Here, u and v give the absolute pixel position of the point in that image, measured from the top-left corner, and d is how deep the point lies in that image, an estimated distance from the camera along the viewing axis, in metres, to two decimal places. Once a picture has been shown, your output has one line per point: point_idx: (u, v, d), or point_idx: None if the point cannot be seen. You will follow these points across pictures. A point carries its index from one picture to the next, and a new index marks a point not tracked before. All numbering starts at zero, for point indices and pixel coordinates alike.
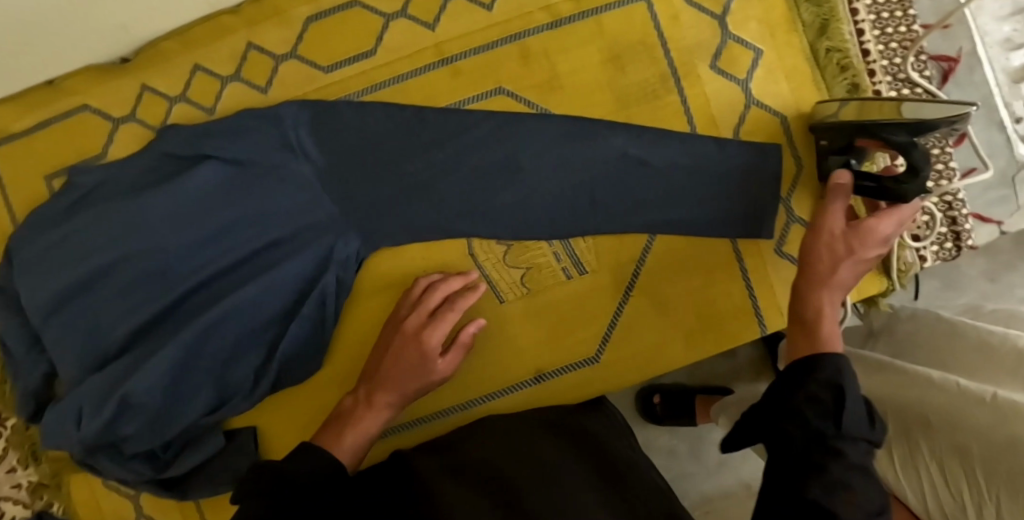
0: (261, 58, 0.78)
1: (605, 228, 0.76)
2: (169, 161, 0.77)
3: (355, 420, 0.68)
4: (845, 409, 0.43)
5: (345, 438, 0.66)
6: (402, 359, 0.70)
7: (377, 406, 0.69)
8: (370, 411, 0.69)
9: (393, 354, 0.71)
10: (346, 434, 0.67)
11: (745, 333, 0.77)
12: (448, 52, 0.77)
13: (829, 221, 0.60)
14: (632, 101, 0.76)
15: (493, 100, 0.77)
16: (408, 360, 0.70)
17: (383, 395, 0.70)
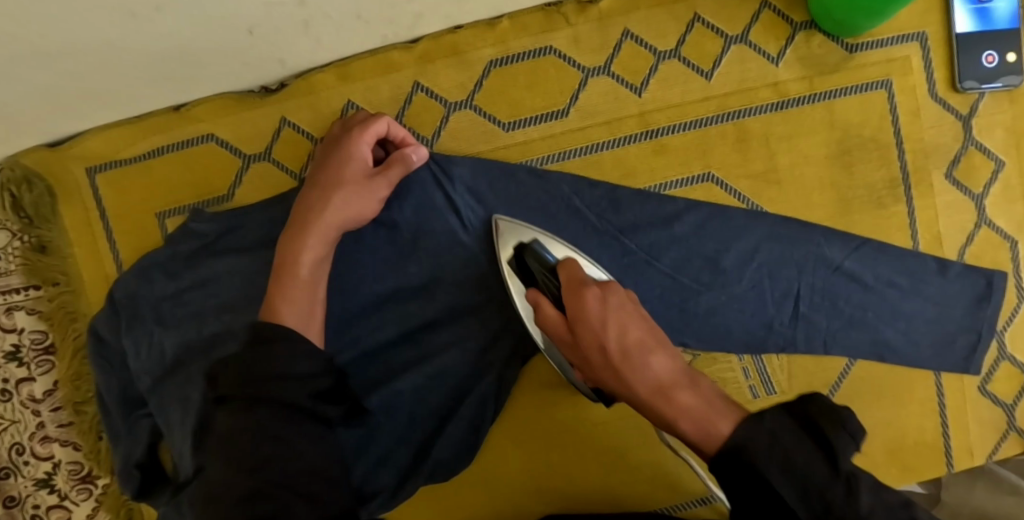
0: (429, 103, 0.66)
1: (804, 346, 0.67)
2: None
3: (285, 285, 0.58)
4: (752, 429, 0.41)
5: (286, 302, 0.57)
6: (290, 248, 0.59)
7: (287, 250, 0.59)
8: (281, 302, 0.58)
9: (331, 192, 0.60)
10: (288, 306, 0.57)
11: (931, 472, 0.70)
12: (654, 124, 0.65)
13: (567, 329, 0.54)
14: (855, 206, 0.67)
15: (698, 187, 0.66)
16: (297, 239, 0.59)
17: (292, 257, 0.59)
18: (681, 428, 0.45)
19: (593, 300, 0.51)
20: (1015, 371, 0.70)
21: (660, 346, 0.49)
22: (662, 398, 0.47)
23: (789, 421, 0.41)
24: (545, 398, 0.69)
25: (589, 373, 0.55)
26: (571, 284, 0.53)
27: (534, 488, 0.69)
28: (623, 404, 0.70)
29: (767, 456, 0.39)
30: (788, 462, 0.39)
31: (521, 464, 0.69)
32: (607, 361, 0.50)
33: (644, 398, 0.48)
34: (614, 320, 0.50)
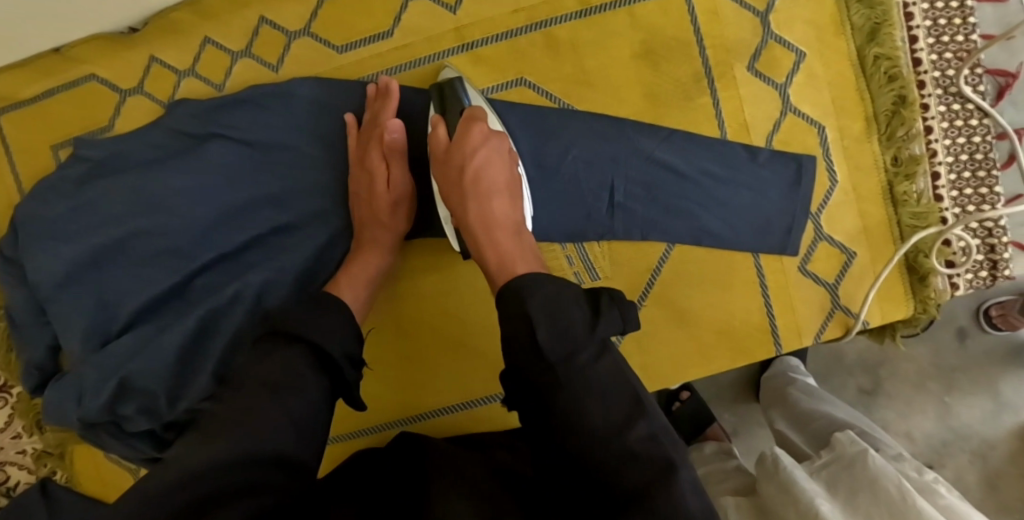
0: (273, 34, 0.74)
1: (623, 234, 0.72)
2: (177, 140, 0.74)
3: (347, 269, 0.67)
4: (561, 326, 0.49)
5: (344, 281, 0.66)
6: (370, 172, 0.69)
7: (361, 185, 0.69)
8: (368, 249, 0.68)
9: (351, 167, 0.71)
10: (345, 281, 0.66)
11: (761, 352, 0.74)
12: (469, 37, 0.72)
13: (455, 156, 0.64)
14: (662, 101, 0.72)
15: (512, 91, 0.73)
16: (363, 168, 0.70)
17: (366, 203, 0.69)
18: (489, 256, 0.59)
19: (477, 132, 0.65)
20: (833, 250, 0.73)
21: (497, 191, 0.63)
22: (497, 238, 0.60)
23: (587, 325, 0.49)
24: (403, 286, 0.75)
25: (443, 190, 0.66)
26: (467, 114, 0.66)
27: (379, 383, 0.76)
28: (456, 299, 0.75)
29: (543, 301, 0.50)
30: (551, 312, 0.49)
31: (410, 348, 0.75)
32: (459, 178, 0.63)
33: (471, 224, 0.62)
34: (484, 156, 0.64)
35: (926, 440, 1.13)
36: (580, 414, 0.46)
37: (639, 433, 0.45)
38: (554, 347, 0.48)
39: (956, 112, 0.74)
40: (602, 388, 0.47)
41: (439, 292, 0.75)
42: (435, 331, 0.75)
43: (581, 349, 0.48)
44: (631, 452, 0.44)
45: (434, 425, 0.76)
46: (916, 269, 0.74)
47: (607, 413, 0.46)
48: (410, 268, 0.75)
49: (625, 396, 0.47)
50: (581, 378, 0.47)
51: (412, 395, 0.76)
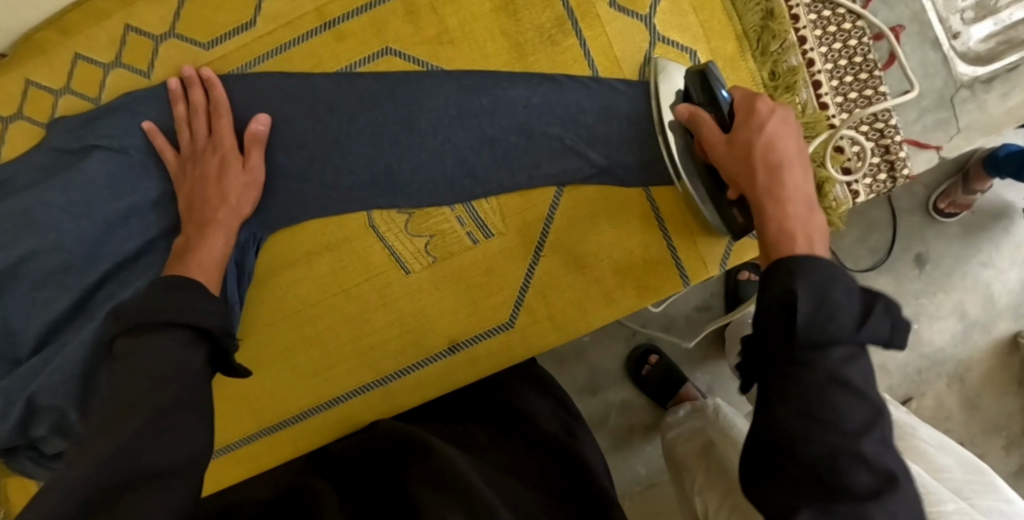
0: (140, 40, 0.74)
1: (508, 183, 0.72)
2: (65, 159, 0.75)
3: (193, 248, 0.66)
4: (825, 308, 0.47)
5: (194, 260, 0.64)
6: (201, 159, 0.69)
7: (196, 170, 0.69)
8: (210, 231, 0.67)
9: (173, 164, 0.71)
10: (194, 259, 0.64)
11: (667, 287, 0.74)
12: (330, 15, 0.72)
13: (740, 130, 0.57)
14: (528, 49, 0.72)
15: (379, 62, 0.73)
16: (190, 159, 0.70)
17: (190, 191, 0.69)
18: (795, 237, 0.52)
19: (766, 104, 0.57)
20: None
21: (794, 161, 0.55)
22: (795, 217, 0.53)
23: (856, 317, 0.48)
24: (279, 280, 0.73)
25: (721, 167, 0.59)
26: (748, 92, 0.59)
27: (293, 368, 0.75)
28: (354, 274, 0.73)
29: (810, 287, 0.47)
30: (826, 303, 0.47)
31: (317, 331, 0.74)
32: (745, 153, 0.56)
33: (756, 201, 0.55)
34: (777, 128, 0.56)
35: (900, 368, 1.20)
36: (817, 410, 0.45)
37: (861, 422, 0.45)
38: (812, 330, 0.46)
39: (828, 18, 0.72)
40: (843, 384, 0.46)
41: (334, 270, 0.73)
42: (324, 320, 0.74)
43: (836, 345, 0.47)
44: (855, 453, 0.44)
45: (340, 412, 0.76)
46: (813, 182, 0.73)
47: (858, 416, 0.45)
48: (306, 253, 0.73)
49: (870, 403, 0.46)
50: (842, 374, 0.46)
51: (328, 377, 0.75)
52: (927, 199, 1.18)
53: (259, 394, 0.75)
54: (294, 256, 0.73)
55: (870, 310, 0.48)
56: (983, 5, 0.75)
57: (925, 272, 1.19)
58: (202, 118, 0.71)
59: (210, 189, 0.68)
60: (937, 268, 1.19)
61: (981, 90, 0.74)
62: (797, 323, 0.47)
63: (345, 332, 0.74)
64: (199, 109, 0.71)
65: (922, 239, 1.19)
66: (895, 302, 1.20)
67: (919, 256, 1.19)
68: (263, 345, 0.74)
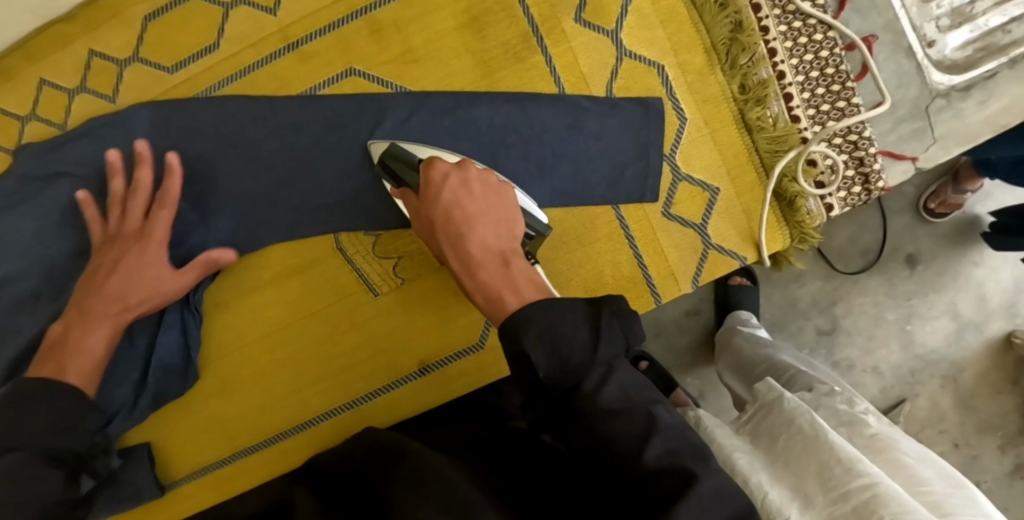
0: (105, 65, 0.74)
1: None
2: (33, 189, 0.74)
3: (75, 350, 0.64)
4: (554, 348, 0.45)
5: (73, 365, 0.63)
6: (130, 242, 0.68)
7: (119, 253, 0.67)
8: (94, 322, 0.66)
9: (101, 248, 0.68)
10: (73, 363, 0.63)
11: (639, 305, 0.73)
12: (294, 36, 0.72)
13: (429, 191, 0.61)
14: (494, 66, 0.71)
15: (345, 82, 0.72)
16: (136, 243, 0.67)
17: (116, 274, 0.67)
18: (504, 299, 0.52)
19: (439, 171, 0.62)
20: (695, 190, 0.72)
21: (479, 221, 0.58)
22: (486, 262, 0.55)
23: (588, 347, 0.45)
24: (244, 304, 0.73)
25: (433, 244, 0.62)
26: (430, 159, 0.64)
27: (261, 391, 0.73)
28: (323, 296, 0.73)
29: (540, 340, 0.45)
30: (556, 341, 0.45)
31: (286, 355, 0.73)
32: (444, 221, 0.59)
33: (473, 267, 0.56)
34: (454, 190, 0.60)
35: (893, 370, 1.18)
36: (611, 433, 0.42)
37: (608, 407, 0.42)
38: (561, 381, 0.44)
39: (799, 30, 0.71)
40: (613, 408, 0.42)
41: (303, 293, 0.73)
42: (290, 345, 0.73)
43: (582, 369, 0.44)
44: (652, 466, 0.41)
45: (308, 437, 0.74)
46: (785, 196, 0.72)
47: (625, 425, 0.42)
48: (272, 274, 0.73)
49: (637, 415, 0.43)
50: (603, 407, 0.42)
51: (298, 400, 0.74)
52: (916, 198, 1.17)
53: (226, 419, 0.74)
54: (263, 280, 0.73)
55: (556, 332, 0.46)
56: (959, 12, 0.73)
57: (918, 272, 1.17)
58: (142, 198, 0.69)
59: (116, 282, 0.66)
60: (929, 268, 1.18)
61: (958, 98, 0.73)
62: (537, 372, 0.45)
63: (314, 355, 0.73)
64: (144, 188, 0.68)
65: (914, 239, 1.18)
66: (888, 303, 1.18)
67: (910, 256, 1.18)
68: (229, 371, 0.73)
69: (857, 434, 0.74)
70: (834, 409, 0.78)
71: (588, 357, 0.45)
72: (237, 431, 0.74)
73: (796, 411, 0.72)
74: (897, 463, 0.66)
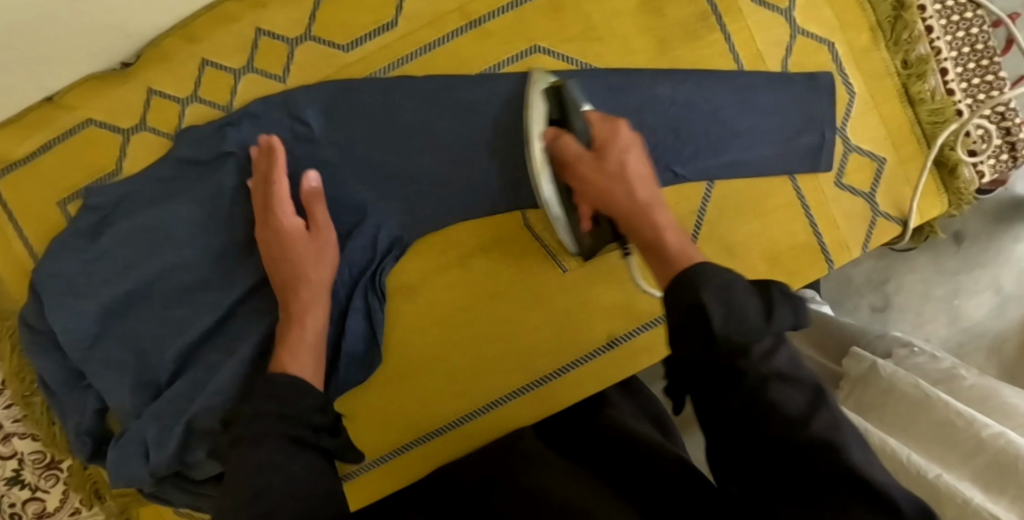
0: (274, 44, 0.72)
1: (658, 180, 0.72)
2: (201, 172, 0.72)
3: (292, 346, 0.64)
4: (735, 307, 0.43)
5: (291, 355, 0.63)
6: (295, 240, 0.67)
7: (276, 236, 0.68)
8: (306, 318, 0.66)
9: (281, 253, 0.68)
10: (292, 355, 0.63)
11: (812, 271, 0.76)
12: (475, 14, 0.72)
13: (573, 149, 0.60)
14: (673, 43, 0.73)
15: (529, 60, 0.72)
16: (287, 235, 0.67)
17: (282, 264, 0.68)
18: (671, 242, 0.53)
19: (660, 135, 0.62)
20: (864, 161, 0.75)
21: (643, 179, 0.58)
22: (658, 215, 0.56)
23: (761, 316, 0.43)
24: (427, 289, 0.74)
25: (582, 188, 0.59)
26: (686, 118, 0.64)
27: (438, 376, 0.74)
28: (503, 277, 0.74)
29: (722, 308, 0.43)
30: (729, 305, 0.43)
31: (457, 338, 0.74)
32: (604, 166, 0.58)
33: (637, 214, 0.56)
34: (635, 155, 0.59)
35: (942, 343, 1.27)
36: (768, 402, 0.41)
37: (822, 422, 0.40)
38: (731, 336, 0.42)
39: (952, 8, 0.75)
40: (787, 377, 0.42)
41: (482, 276, 0.73)
42: (456, 343, 0.74)
43: (756, 340, 0.43)
44: (817, 437, 0.39)
45: (464, 432, 0.75)
46: (944, 164, 0.76)
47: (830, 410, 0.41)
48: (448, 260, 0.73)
49: (809, 387, 0.42)
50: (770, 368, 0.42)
51: (477, 384, 0.74)
52: None
53: (414, 404, 0.74)
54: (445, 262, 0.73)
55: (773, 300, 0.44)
56: None
57: (964, 248, 1.26)
58: (278, 186, 0.68)
59: (297, 266, 0.67)
60: (974, 244, 1.27)
61: None
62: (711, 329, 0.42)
63: (492, 337, 0.74)
64: (280, 192, 0.68)
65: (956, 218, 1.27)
66: (936, 278, 1.27)
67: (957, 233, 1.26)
68: (394, 364, 0.74)
69: (955, 387, 0.83)
70: (925, 369, 0.86)
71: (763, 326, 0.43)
72: (413, 422, 0.74)
73: (892, 382, 0.81)
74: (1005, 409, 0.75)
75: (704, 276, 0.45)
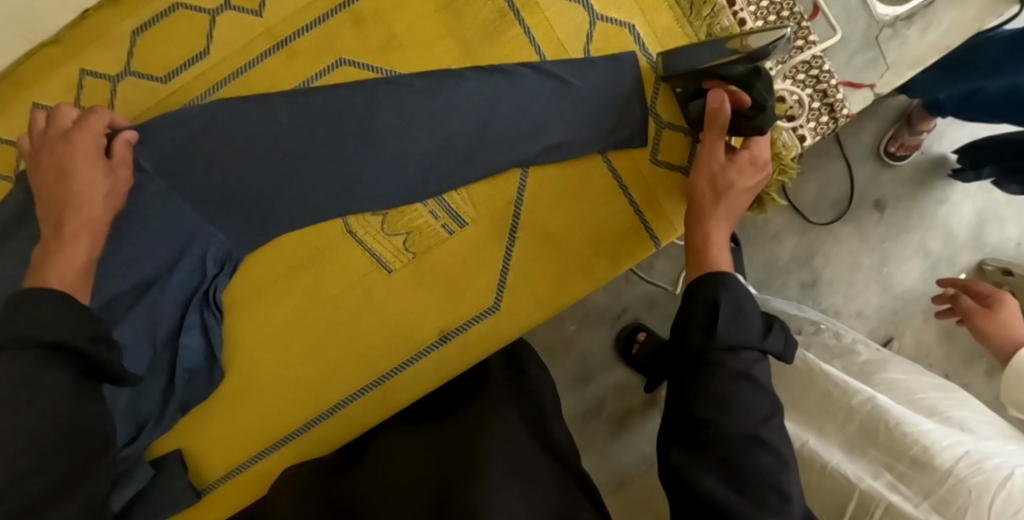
0: (97, 82, 0.75)
1: (472, 173, 0.74)
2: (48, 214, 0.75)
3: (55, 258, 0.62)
4: (740, 322, 0.60)
5: (54, 270, 0.61)
6: (85, 174, 0.66)
7: (62, 187, 0.65)
8: (74, 240, 0.64)
9: (73, 170, 0.65)
10: (53, 268, 0.61)
11: (640, 249, 0.77)
12: (281, 35, 0.75)
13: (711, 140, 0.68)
14: (475, 43, 0.75)
15: (335, 74, 0.75)
16: (74, 173, 0.65)
17: (60, 186, 0.65)
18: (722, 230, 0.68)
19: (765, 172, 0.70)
20: (680, 135, 0.76)
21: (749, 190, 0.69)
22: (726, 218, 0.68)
23: (760, 331, 0.61)
24: (268, 296, 0.75)
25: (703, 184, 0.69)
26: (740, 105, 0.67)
27: (285, 381, 0.76)
28: (340, 277, 0.75)
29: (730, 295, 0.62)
30: (738, 312, 0.61)
31: (298, 343, 0.76)
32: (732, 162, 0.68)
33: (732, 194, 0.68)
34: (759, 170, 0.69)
35: (876, 311, 1.31)
36: (727, 399, 0.57)
37: (753, 427, 0.56)
38: (724, 339, 0.59)
39: None
40: (751, 380, 0.58)
41: (319, 278, 0.75)
42: (309, 359, 0.76)
43: (745, 349, 0.60)
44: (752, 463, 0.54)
45: (318, 438, 0.77)
46: None
47: (757, 406, 0.57)
48: (285, 265, 0.75)
49: (766, 389, 0.58)
50: (735, 388, 0.57)
51: (324, 385, 0.76)
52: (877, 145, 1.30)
53: (264, 412, 0.76)
54: (274, 278, 0.75)
55: (772, 325, 0.64)
56: None
57: (887, 216, 1.30)
58: (93, 117, 0.69)
59: (66, 186, 0.65)
60: (896, 211, 1.31)
61: (903, 27, 0.78)
62: (718, 322, 0.60)
63: (338, 335, 0.76)
64: (92, 117, 0.69)
65: (877, 186, 1.31)
66: (863, 249, 1.31)
67: (877, 202, 1.31)
68: (241, 374, 0.76)
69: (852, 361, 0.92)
70: (828, 344, 0.96)
71: (756, 351, 0.61)
72: (271, 426, 0.77)
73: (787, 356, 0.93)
74: (889, 382, 0.86)
75: (724, 280, 0.63)
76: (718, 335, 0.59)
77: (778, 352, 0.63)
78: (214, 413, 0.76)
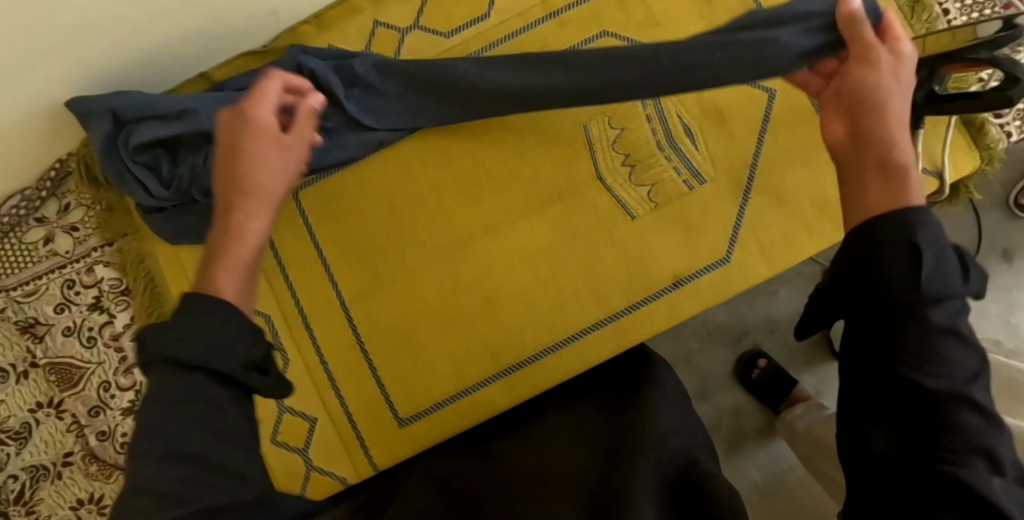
0: (388, 32, 0.87)
1: (713, 135, 0.84)
2: None
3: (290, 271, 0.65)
4: (939, 266, 0.42)
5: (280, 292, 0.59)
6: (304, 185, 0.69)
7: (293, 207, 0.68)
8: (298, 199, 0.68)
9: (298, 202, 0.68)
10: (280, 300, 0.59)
11: None
12: (554, 6, 0.86)
13: None
14: (722, 25, 0.85)
15: (598, 43, 0.85)
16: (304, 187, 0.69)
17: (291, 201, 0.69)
18: None
19: None
20: None
21: None
22: None
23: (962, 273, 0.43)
24: (517, 227, 0.84)
25: None
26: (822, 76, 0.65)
27: (527, 307, 0.83)
28: (587, 218, 0.83)
29: (926, 230, 0.43)
30: (935, 249, 0.42)
31: (541, 274, 0.83)
32: None
33: None
34: None
35: None
36: (934, 357, 0.41)
37: (978, 424, 0.41)
38: (929, 285, 0.42)
39: None
40: (960, 336, 0.42)
41: (569, 216, 0.83)
42: (537, 294, 0.83)
43: (950, 299, 0.42)
44: (952, 417, 0.41)
45: (545, 368, 0.82)
46: (971, 124, 0.85)
47: (965, 370, 0.42)
48: (540, 200, 0.83)
49: (979, 358, 0.43)
50: (936, 335, 0.41)
51: (559, 315, 0.83)
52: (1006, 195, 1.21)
53: (501, 336, 0.83)
54: (530, 210, 0.83)
55: (970, 268, 0.44)
56: None
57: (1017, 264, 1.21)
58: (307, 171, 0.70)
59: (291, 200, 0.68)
60: None
61: None
62: (922, 273, 0.41)
63: (579, 270, 0.83)
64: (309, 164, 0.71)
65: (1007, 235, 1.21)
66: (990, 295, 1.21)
67: (1006, 251, 1.21)
68: (487, 298, 0.83)
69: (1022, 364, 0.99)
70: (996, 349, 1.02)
71: (958, 304, 0.43)
72: (507, 351, 0.83)
73: None
74: None
75: (919, 215, 0.44)
76: (922, 288, 0.41)
77: (979, 296, 0.45)
78: (454, 333, 0.83)
